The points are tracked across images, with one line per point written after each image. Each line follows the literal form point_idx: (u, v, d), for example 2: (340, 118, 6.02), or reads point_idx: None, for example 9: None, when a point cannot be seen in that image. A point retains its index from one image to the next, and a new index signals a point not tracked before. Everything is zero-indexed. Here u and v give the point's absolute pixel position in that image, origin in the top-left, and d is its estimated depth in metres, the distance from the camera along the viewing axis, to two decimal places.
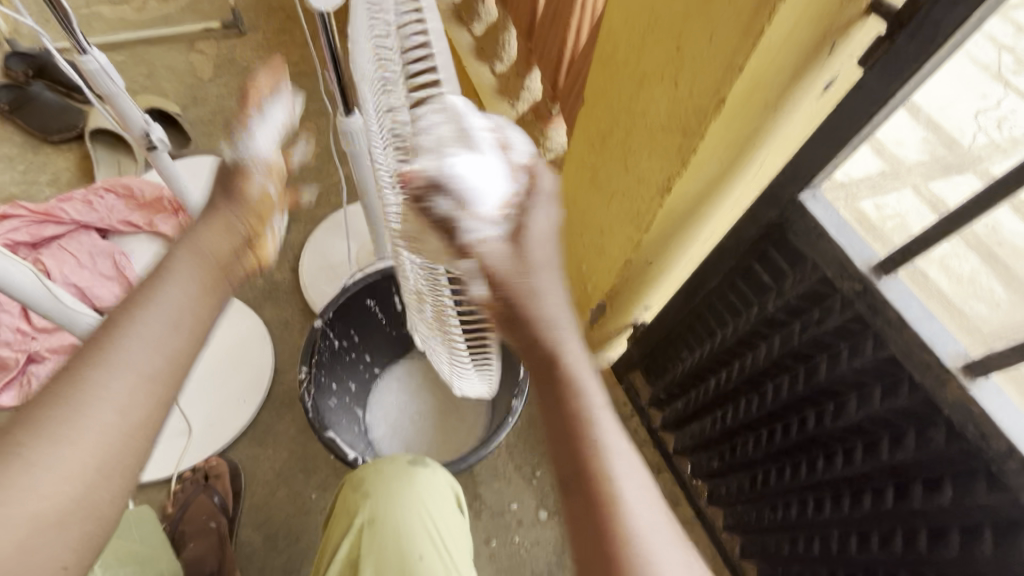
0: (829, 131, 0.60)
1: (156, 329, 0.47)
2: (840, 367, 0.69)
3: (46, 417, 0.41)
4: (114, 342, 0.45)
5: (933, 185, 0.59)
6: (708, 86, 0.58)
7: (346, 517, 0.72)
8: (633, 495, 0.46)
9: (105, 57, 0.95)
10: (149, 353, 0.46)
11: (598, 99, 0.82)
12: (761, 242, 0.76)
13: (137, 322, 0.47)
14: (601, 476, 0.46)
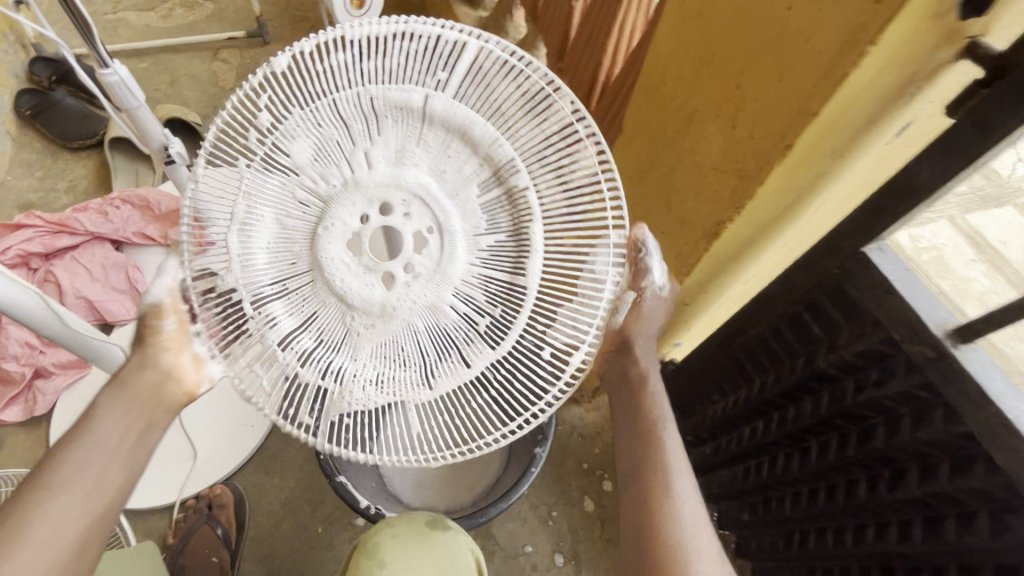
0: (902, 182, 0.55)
1: (104, 445, 0.51)
2: (901, 436, 0.63)
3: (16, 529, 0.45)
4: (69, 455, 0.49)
5: (971, 218, 0.57)
6: (772, 130, 0.53)
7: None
8: (684, 493, 0.54)
9: (126, 71, 0.92)
10: (99, 473, 0.50)
11: (638, 131, 0.77)
12: (814, 291, 0.70)
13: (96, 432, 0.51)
14: (665, 479, 0.55)
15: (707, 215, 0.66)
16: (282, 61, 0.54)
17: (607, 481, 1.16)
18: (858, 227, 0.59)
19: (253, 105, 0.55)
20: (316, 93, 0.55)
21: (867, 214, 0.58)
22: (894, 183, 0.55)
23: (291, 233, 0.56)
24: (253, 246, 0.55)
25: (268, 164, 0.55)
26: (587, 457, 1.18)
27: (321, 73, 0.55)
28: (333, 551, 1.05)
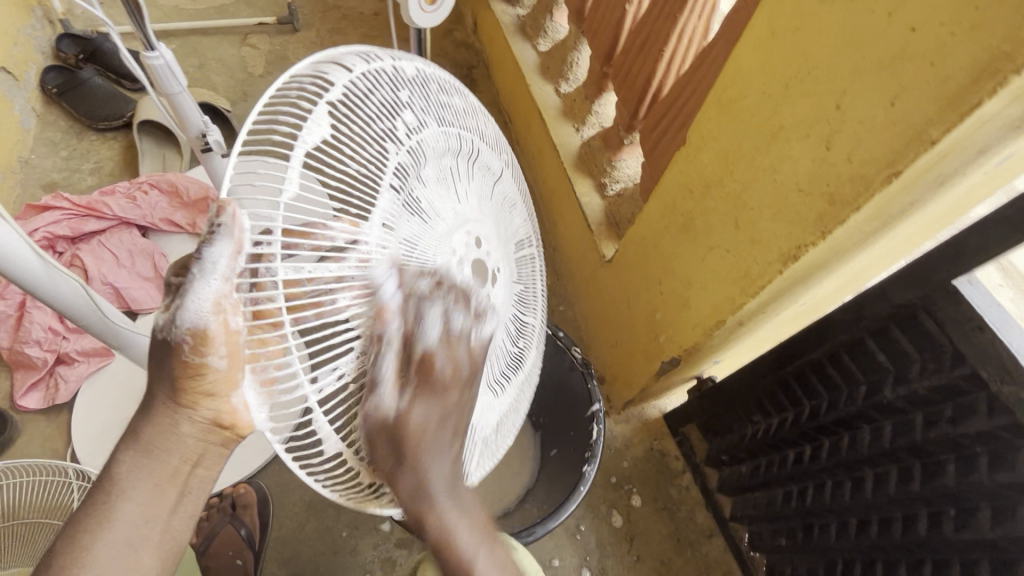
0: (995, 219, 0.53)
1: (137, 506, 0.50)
2: (976, 476, 0.61)
3: (75, 534, 0.50)
4: (113, 500, 0.50)
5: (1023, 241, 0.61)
6: (876, 156, 0.51)
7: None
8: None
9: (171, 55, 0.89)
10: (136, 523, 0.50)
11: (706, 144, 0.74)
12: (884, 319, 0.68)
13: (118, 483, 0.50)
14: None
15: (784, 237, 0.64)
16: (398, 64, 0.51)
17: (635, 496, 1.14)
18: (948, 259, 0.57)
19: (375, 84, 0.48)
20: (432, 106, 0.53)
21: (962, 247, 0.56)
22: (995, 214, 0.53)
23: (417, 234, 0.48)
24: (392, 237, 0.45)
25: (388, 167, 0.46)
26: (615, 471, 1.16)
27: (430, 93, 0.54)
28: (357, 557, 1.02)
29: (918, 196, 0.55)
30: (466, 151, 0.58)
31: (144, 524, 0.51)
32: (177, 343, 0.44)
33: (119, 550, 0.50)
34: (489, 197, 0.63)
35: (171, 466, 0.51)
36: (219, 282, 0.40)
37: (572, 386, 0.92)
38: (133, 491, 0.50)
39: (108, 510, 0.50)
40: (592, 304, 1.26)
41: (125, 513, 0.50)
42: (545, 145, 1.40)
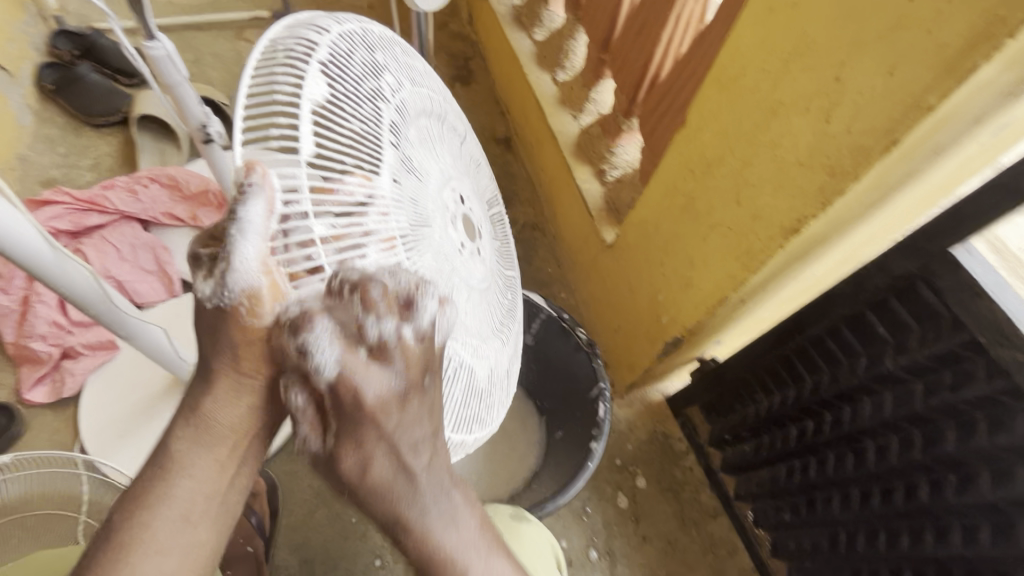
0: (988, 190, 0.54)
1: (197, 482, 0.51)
2: (976, 441, 0.63)
3: (134, 510, 0.50)
4: (173, 471, 0.51)
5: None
6: (876, 126, 0.52)
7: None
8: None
9: (172, 45, 0.90)
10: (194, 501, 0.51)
11: (706, 123, 0.75)
12: (884, 291, 0.69)
13: (177, 457, 0.51)
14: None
15: (784, 211, 0.65)
16: (364, 27, 0.54)
17: (640, 477, 1.16)
18: (945, 228, 0.58)
19: (349, 46, 0.50)
20: (401, 72, 0.57)
21: (960, 216, 0.57)
22: (991, 182, 0.54)
23: (417, 193, 0.51)
24: (400, 193, 0.48)
25: (381, 128, 0.49)
26: (620, 453, 1.18)
27: (398, 59, 0.58)
28: (367, 542, 1.03)
29: (916, 166, 0.56)
30: (435, 116, 0.63)
31: (203, 498, 0.51)
32: (231, 307, 0.42)
33: (178, 523, 0.50)
34: (460, 159, 0.69)
35: (225, 437, 0.51)
36: (261, 240, 0.39)
37: (576, 368, 0.93)
38: (190, 465, 0.51)
39: (167, 485, 0.50)
40: (593, 290, 1.27)
41: (184, 485, 0.51)
42: (543, 134, 1.41)
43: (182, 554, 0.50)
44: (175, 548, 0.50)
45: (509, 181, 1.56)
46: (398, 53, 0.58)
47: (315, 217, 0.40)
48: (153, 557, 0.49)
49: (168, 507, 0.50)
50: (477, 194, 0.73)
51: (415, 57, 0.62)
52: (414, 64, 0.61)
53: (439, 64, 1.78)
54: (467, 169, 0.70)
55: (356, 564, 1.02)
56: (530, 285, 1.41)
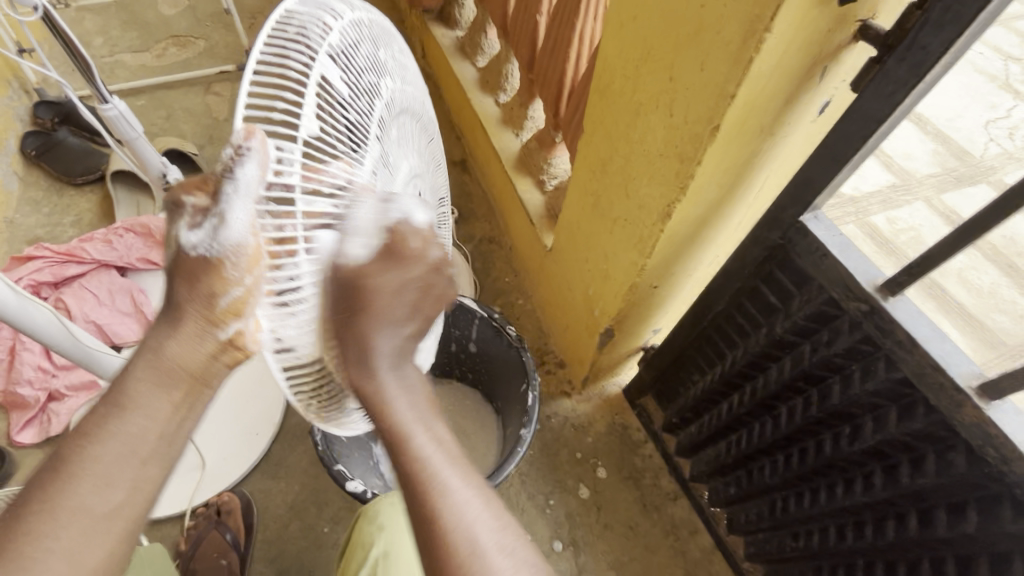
0: (816, 162, 0.61)
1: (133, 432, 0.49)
2: (852, 389, 0.68)
3: (81, 448, 0.48)
4: (123, 407, 0.49)
5: (946, 198, 0.61)
6: (702, 114, 0.59)
7: (363, 548, 0.77)
8: (454, 503, 0.50)
9: (125, 105, 0.99)
10: (122, 458, 0.48)
11: (596, 128, 0.83)
12: (765, 262, 0.75)
13: (131, 396, 0.49)
14: (433, 487, 0.51)
15: (658, 198, 0.72)
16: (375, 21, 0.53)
17: (601, 468, 1.20)
18: (792, 199, 0.65)
19: (360, 38, 0.49)
20: (394, 71, 0.56)
21: (801, 187, 0.64)
22: (814, 154, 0.61)
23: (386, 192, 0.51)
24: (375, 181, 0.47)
25: (369, 121, 0.48)
26: (580, 446, 1.22)
27: (395, 57, 0.57)
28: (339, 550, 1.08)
29: (755, 146, 0.63)
30: (414, 121, 0.64)
31: (155, 435, 0.49)
32: (215, 259, 0.43)
33: (123, 457, 0.48)
34: (426, 164, 0.70)
35: (183, 374, 0.50)
36: (249, 203, 0.38)
37: (510, 364, 1.00)
38: (144, 404, 0.49)
39: (114, 423, 0.48)
40: (544, 293, 1.33)
41: (128, 422, 0.49)
42: (489, 153, 1.49)
43: (130, 489, 0.48)
44: (125, 481, 0.48)
45: (465, 199, 1.63)
46: (399, 51, 0.58)
47: (300, 193, 0.39)
48: (97, 490, 0.46)
49: (111, 444, 0.48)
50: (434, 195, 0.74)
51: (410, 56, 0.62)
52: (408, 67, 0.61)
53: None
54: (430, 169, 0.72)
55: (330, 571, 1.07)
56: (488, 295, 1.46)
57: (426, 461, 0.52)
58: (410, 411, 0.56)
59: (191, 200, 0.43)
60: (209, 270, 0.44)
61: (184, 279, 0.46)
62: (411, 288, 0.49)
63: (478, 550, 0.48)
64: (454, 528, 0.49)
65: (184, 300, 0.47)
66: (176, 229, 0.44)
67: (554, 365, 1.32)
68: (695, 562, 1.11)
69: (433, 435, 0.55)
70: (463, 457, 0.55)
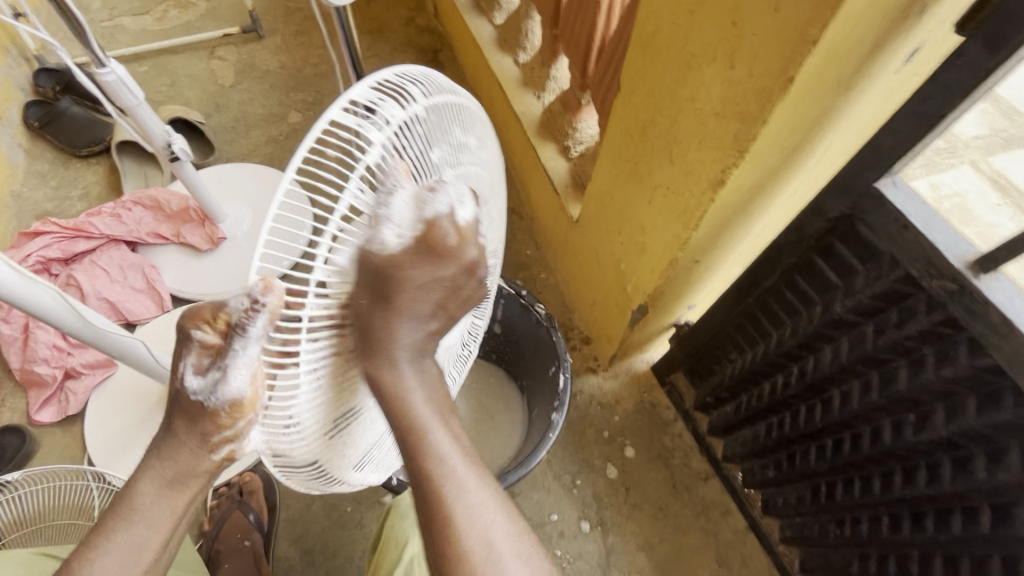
0: (903, 121, 0.53)
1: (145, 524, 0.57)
2: (924, 376, 0.62)
3: (93, 546, 0.56)
4: (132, 512, 0.57)
5: (994, 160, 0.55)
6: (772, 66, 0.51)
7: (397, 546, 0.75)
8: (470, 507, 0.48)
9: (123, 69, 0.92)
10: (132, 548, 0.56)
11: (636, 86, 0.74)
12: (825, 235, 0.68)
13: (139, 507, 0.57)
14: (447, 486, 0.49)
15: (710, 164, 0.65)
16: (448, 98, 0.52)
17: (628, 447, 1.16)
18: (868, 162, 0.57)
19: (430, 121, 0.49)
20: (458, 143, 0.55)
21: (878, 148, 0.56)
22: (902, 112, 0.53)
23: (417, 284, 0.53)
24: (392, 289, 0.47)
25: None
26: (607, 425, 1.18)
27: (463, 127, 0.56)
28: (363, 530, 1.07)
29: (829, 103, 0.55)
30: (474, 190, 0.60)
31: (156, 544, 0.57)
32: (212, 407, 0.51)
33: (132, 551, 0.56)
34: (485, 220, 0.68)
35: (192, 477, 0.57)
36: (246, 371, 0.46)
37: (539, 343, 0.95)
38: (147, 514, 0.57)
39: (131, 518, 0.56)
40: (569, 267, 1.26)
41: (131, 531, 0.56)
42: (509, 118, 1.39)
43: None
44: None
45: None
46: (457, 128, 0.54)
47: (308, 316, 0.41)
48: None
49: (115, 553, 0.55)
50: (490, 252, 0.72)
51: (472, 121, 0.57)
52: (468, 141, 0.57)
53: (410, 58, 1.74)
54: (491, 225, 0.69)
55: (354, 551, 1.05)
56: (509, 269, 1.39)
57: (442, 464, 0.50)
58: (426, 403, 0.52)
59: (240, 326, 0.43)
60: (206, 414, 0.52)
61: (183, 419, 0.54)
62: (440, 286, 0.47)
63: (495, 557, 0.47)
64: (469, 529, 0.48)
65: (182, 433, 0.55)
66: (181, 362, 0.51)
67: (579, 342, 1.26)
68: (727, 544, 1.08)
69: (451, 431, 0.53)
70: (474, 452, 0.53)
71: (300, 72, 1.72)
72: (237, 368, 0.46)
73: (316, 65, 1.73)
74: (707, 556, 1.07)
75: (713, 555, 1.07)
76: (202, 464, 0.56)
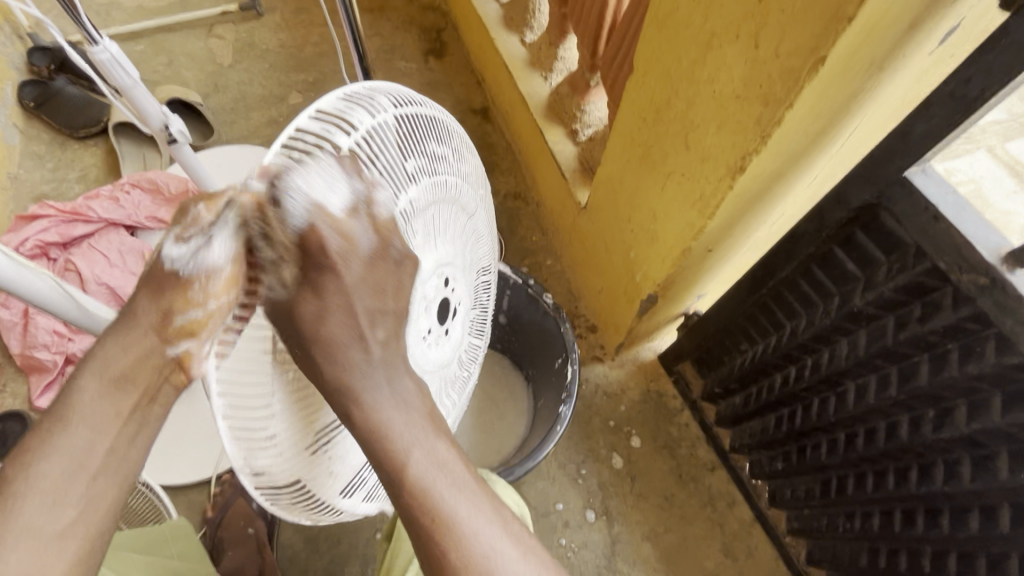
0: (937, 106, 0.50)
1: (78, 445, 0.41)
2: (947, 372, 0.60)
3: (16, 469, 0.40)
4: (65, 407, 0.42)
5: (1010, 146, 0.55)
6: (802, 44, 0.48)
7: (410, 541, 0.72)
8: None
9: (117, 47, 0.89)
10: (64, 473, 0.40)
11: (650, 67, 0.71)
12: (847, 225, 0.65)
13: (76, 406, 0.42)
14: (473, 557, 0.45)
15: (729, 149, 0.62)
16: (422, 107, 0.51)
17: (635, 437, 1.15)
18: (897, 149, 0.55)
19: (404, 128, 0.48)
20: (439, 153, 0.53)
21: (909, 134, 0.53)
22: (935, 95, 0.50)
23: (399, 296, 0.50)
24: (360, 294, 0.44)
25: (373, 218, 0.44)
26: (613, 415, 1.16)
27: (445, 134, 0.55)
28: (367, 518, 1.06)
29: (858, 85, 0.52)
30: (457, 202, 0.59)
31: (106, 450, 0.42)
32: (189, 278, 0.42)
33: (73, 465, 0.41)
34: (473, 236, 0.66)
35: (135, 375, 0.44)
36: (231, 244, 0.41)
37: (546, 333, 0.93)
38: (89, 412, 0.42)
39: (57, 437, 0.41)
40: (576, 254, 1.24)
41: (74, 437, 0.41)
42: (515, 99, 1.35)
43: (84, 506, 0.41)
44: (79, 499, 0.40)
45: (487, 150, 1.51)
46: (438, 136, 0.53)
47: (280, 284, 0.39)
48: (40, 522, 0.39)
49: (56, 460, 0.41)
50: (478, 265, 0.70)
51: (450, 129, 0.56)
52: (450, 149, 0.56)
53: (413, 38, 1.69)
54: (477, 242, 0.68)
55: (358, 538, 1.05)
56: (515, 256, 1.37)
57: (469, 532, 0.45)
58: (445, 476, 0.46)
59: (192, 212, 0.41)
60: (178, 285, 0.42)
61: (146, 290, 0.43)
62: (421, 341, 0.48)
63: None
64: None
65: (141, 312, 0.44)
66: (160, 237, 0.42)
67: (585, 330, 1.24)
68: (733, 535, 1.08)
69: (474, 503, 0.46)
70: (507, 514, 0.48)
71: (301, 51, 1.68)
72: (199, 252, 0.41)
73: (317, 44, 1.69)
74: (713, 546, 1.07)
75: (719, 545, 1.07)
76: (153, 358, 0.44)
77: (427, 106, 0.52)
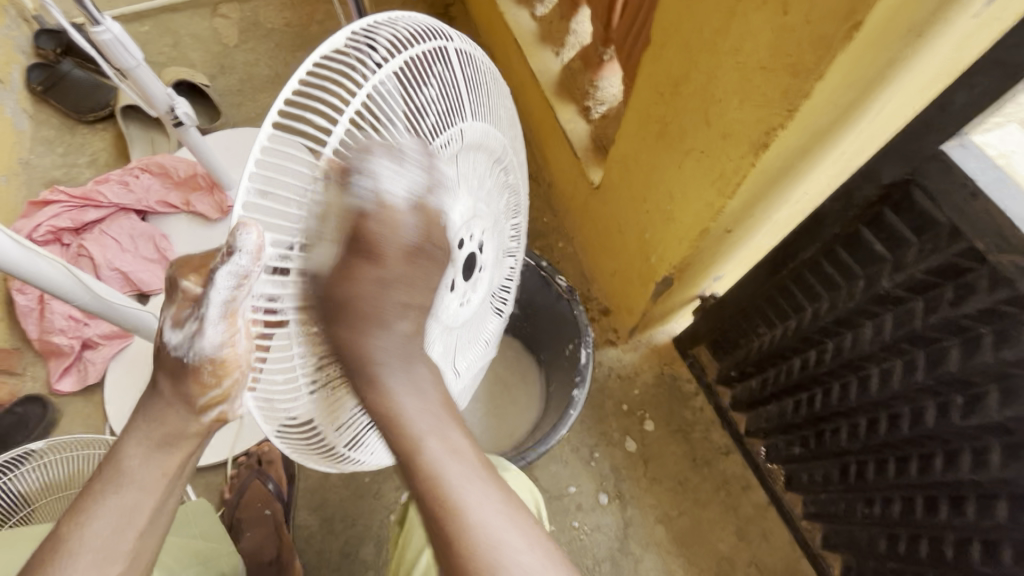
0: (980, 74, 0.47)
1: (124, 502, 0.54)
2: (980, 357, 0.57)
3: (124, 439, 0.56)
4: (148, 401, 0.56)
5: None
6: (836, 9, 0.45)
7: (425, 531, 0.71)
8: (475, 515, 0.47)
9: (119, 27, 0.86)
10: (114, 528, 0.53)
11: (669, 38, 0.67)
12: (875, 203, 0.62)
13: (127, 470, 0.55)
14: (443, 501, 0.48)
15: (752, 124, 0.59)
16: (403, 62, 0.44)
17: (648, 421, 1.13)
18: (934, 121, 0.51)
19: (395, 92, 0.43)
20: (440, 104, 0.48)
21: (949, 105, 0.50)
22: (980, 63, 0.46)
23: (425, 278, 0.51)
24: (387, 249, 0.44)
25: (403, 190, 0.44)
26: (626, 398, 1.15)
27: (422, 84, 0.46)
28: (381, 499, 1.07)
29: (895, 53, 0.48)
30: (475, 137, 0.54)
31: (149, 506, 0.55)
32: (197, 362, 0.51)
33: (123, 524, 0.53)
34: (502, 162, 0.62)
35: (182, 439, 0.56)
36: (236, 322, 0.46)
37: (559, 318, 0.92)
38: (138, 477, 0.55)
39: (110, 496, 0.54)
40: (588, 236, 1.21)
41: (122, 495, 0.54)
42: (525, 76, 1.31)
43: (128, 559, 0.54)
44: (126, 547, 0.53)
45: None
46: (437, 67, 0.48)
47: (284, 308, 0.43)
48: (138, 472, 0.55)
49: (107, 517, 0.53)
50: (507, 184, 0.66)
51: (447, 55, 0.49)
52: (450, 78, 0.49)
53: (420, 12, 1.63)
54: (503, 169, 0.63)
55: (373, 520, 1.06)
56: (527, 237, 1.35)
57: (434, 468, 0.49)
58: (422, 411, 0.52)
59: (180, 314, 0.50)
60: (191, 375, 0.53)
61: (167, 377, 0.55)
62: (440, 299, 0.52)
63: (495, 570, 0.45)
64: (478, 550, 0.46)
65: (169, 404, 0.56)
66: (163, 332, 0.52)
67: (597, 313, 1.22)
68: (747, 518, 1.07)
69: (446, 441, 0.51)
70: (477, 458, 0.52)
71: (307, 30, 1.65)
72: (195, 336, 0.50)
73: (322, 22, 1.65)
74: (726, 529, 1.06)
75: (733, 529, 1.06)
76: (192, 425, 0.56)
77: (416, 41, 0.46)
